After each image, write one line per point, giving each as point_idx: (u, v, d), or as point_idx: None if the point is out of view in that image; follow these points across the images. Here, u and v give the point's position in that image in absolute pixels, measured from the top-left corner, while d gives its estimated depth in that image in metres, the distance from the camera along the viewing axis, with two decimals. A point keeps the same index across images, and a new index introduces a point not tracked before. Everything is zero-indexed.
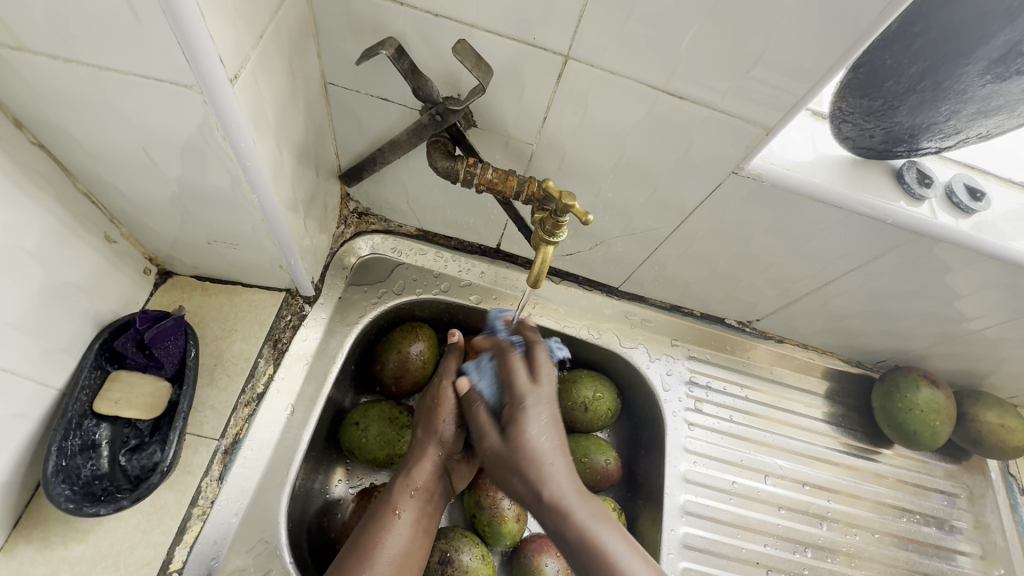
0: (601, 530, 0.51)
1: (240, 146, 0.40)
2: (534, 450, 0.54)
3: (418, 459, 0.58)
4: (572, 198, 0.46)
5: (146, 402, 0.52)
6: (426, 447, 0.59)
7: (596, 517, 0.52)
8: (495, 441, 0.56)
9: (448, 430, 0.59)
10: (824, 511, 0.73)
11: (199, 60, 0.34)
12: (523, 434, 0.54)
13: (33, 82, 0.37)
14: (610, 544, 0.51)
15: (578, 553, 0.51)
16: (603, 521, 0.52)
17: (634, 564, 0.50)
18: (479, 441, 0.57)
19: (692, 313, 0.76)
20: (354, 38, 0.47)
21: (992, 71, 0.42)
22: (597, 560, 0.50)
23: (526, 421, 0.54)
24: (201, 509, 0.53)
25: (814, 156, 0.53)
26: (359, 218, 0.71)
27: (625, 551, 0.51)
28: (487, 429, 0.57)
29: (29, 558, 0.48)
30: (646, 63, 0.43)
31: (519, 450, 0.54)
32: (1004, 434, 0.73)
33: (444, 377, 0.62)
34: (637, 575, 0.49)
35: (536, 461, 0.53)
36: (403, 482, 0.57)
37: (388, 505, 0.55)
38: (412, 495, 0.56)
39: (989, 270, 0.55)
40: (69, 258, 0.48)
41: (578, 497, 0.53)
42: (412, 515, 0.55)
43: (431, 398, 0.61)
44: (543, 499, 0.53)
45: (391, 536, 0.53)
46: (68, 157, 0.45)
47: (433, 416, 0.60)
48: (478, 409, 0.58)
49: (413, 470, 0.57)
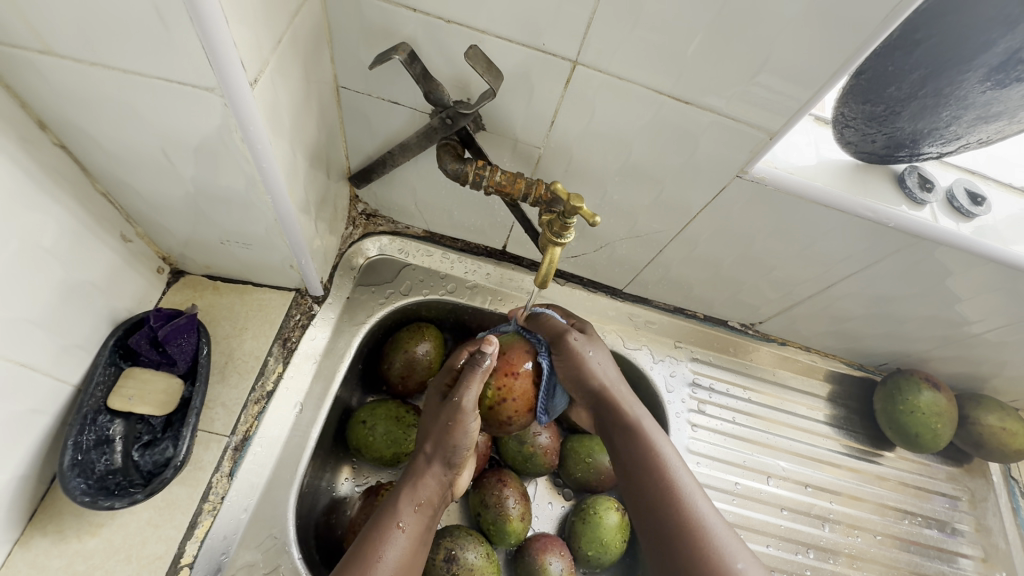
0: (671, 458, 0.55)
1: (257, 148, 0.41)
2: (597, 361, 0.60)
3: (424, 473, 0.57)
4: (579, 200, 0.47)
5: (160, 399, 0.53)
6: (432, 464, 0.57)
7: (652, 426, 0.58)
8: (578, 337, 0.61)
9: (459, 451, 0.57)
10: (826, 512, 0.74)
11: (221, 63, 0.35)
12: (592, 344, 0.61)
13: (57, 85, 0.38)
14: (662, 447, 0.56)
15: (630, 446, 0.56)
16: (658, 429, 0.58)
17: (682, 472, 0.54)
18: (558, 337, 0.60)
19: (695, 315, 0.77)
20: (367, 42, 0.48)
21: (991, 78, 0.43)
22: (647, 454, 0.55)
23: (593, 353, 0.61)
24: (212, 505, 0.54)
25: (817, 160, 0.54)
26: (367, 219, 0.72)
27: (674, 456, 0.55)
28: (562, 327, 0.61)
29: (43, 551, 0.49)
30: (652, 69, 0.44)
31: (584, 360, 0.59)
32: (1005, 437, 0.73)
33: (465, 393, 0.56)
34: (681, 476, 0.54)
35: (597, 371, 0.60)
36: (408, 495, 0.55)
37: (391, 516, 0.53)
38: (416, 510, 0.55)
39: (989, 274, 0.56)
40: (87, 256, 0.49)
41: (636, 402, 0.60)
42: (415, 531, 0.53)
43: (447, 414, 0.57)
44: (604, 390, 0.59)
45: (390, 549, 0.51)
46: (88, 158, 0.46)
47: (447, 436, 0.57)
48: (550, 318, 0.62)
49: (417, 485, 0.56)
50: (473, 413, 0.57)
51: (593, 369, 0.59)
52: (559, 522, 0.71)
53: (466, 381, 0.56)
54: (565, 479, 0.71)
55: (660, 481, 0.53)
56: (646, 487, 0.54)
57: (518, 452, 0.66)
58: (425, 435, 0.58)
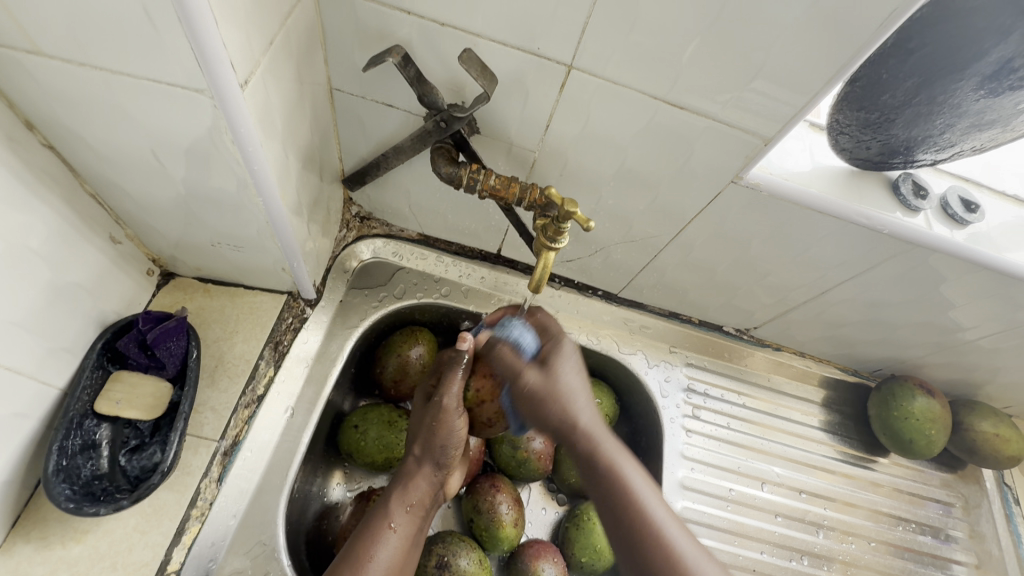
0: (643, 488, 0.51)
1: (248, 150, 0.41)
2: (564, 391, 0.53)
3: (414, 475, 0.57)
4: (574, 205, 0.47)
5: (148, 402, 0.53)
6: (422, 466, 0.57)
7: (622, 453, 0.52)
8: (534, 376, 0.53)
9: (448, 453, 0.56)
10: (820, 518, 0.73)
11: (211, 65, 0.34)
12: (556, 376, 0.53)
13: (45, 85, 0.38)
14: (632, 477, 0.51)
15: (599, 484, 0.51)
16: (628, 462, 0.52)
17: (654, 505, 0.50)
18: (514, 378, 0.53)
19: (690, 320, 0.77)
20: (361, 45, 0.48)
21: (985, 86, 0.43)
22: (618, 492, 0.50)
23: (560, 384, 0.53)
24: (200, 511, 0.53)
25: (812, 166, 0.54)
26: (361, 222, 0.71)
27: (645, 485, 0.51)
28: (519, 365, 0.53)
29: (27, 557, 0.48)
30: (648, 74, 0.44)
31: (552, 390, 0.53)
32: (999, 444, 0.73)
33: (445, 395, 0.55)
34: (653, 508, 0.50)
35: (561, 402, 0.52)
36: (398, 498, 0.56)
37: (383, 518, 0.54)
38: (408, 511, 0.55)
39: (983, 281, 0.56)
40: (74, 258, 0.49)
41: (605, 431, 0.53)
42: (407, 531, 0.54)
43: (431, 416, 0.56)
44: (573, 431, 0.52)
45: (382, 549, 0.52)
46: (77, 159, 0.45)
47: (434, 437, 0.56)
48: (505, 352, 0.54)
49: (408, 487, 0.57)
50: (456, 413, 0.55)
51: (563, 404, 0.52)
52: (552, 528, 0.70)
53: (449, 379, 0.55)
54: (559, 485, 0.71)
55: (630, 519, 0.49)
56: (617, 525, 0.50)
57: (512, 457, 0.66)
58: (414, 437, 0.58)
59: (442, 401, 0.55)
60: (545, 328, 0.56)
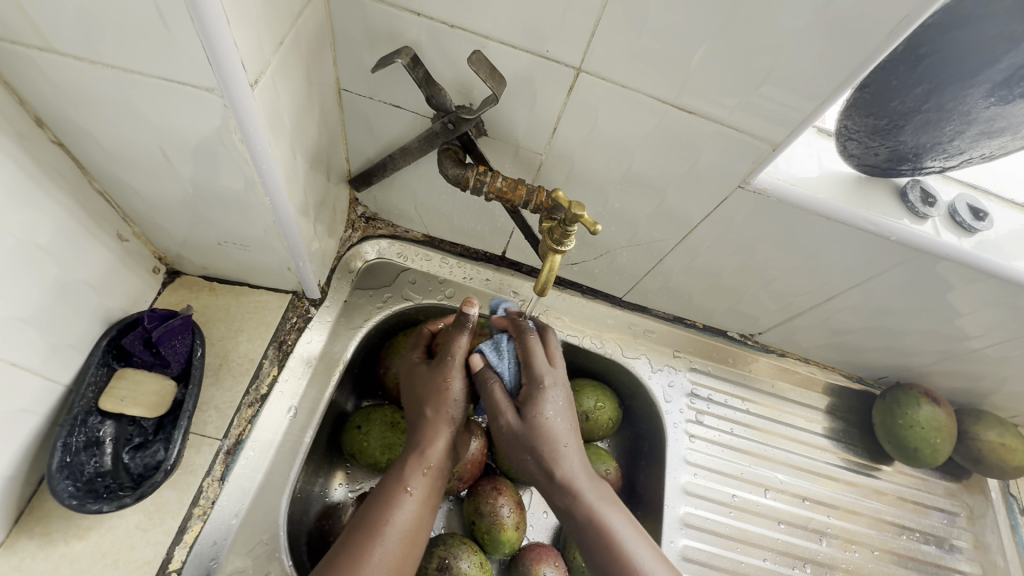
0: (625, 533, 0.51)
1: (257, 149, 0.41)
2: (551, 430, 0.53)
3: (433, 437, 0.54)
4: (581, 208, 0.47)
5: (151, 400, 0.52)
6: (441, 427, 0.55)
7: (600, 499, 0.53)
8: (511, 420, 0.53)
9: (460, 409, 0.56)
10: (824, 526, 0.73)
11: (221, 65, 0.34)
12: (538, 421, 0.53)
13: (57, 83, 0.38)
14: (615, 525, 0.52)
15: (581, 529, 0.52)
16: (605, 500, 0.53)
17: (637, 546, 0.51)
18: (493, 414, 0.54)
19: (695, 325, 0.76)
20: (370, 46, 0.48)
21: (995, 94, 0.43)
22: (602, 538, 0.51)
23: (543, 428, 0.52)
24: (202, 509, 0.53)
25: (819, 172, 0.54)
26: (367, 222, 0.71)
27: (627, 532, 0.52)
28: (500, 402, 0.54)
29: (30, 554, 0.48)
30: (656, 78, 0.44)
31: (520, 439, 0.53)
32: (1005, 453, 0.73)
33: (451, 354, 0.56)
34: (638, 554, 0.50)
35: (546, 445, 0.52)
36: (416, 461, 0.53)
37: (400, 479, 0.52)
38: (424, 474, 0.53)
39: (991, 289, 0.56)
40: (81, 255, 0.49)
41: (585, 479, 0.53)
42: (424, 495, 0.52)
43: (439, 377, 0.56)
44: (546, 475, 0.53)
45: (398, 513, 0.50)
46: (86, 156, 0.46)
47: (441, 396, 0.56)
48: (493, 389, 0.55)
49: (425, 449, 0.54)
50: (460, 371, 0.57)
51: (531, 452, 0.53)
52: (554, 532, 0.70)
53: (455, 339, 0.57)
54: None
55: (619, 569, 0.49)
56: (600, 560, 0.51)
57: (514, 460, 0.65)
58: (422, 400, 0.56)
59: (448, 360, 0.56)
60: (495, 397, 0.54)
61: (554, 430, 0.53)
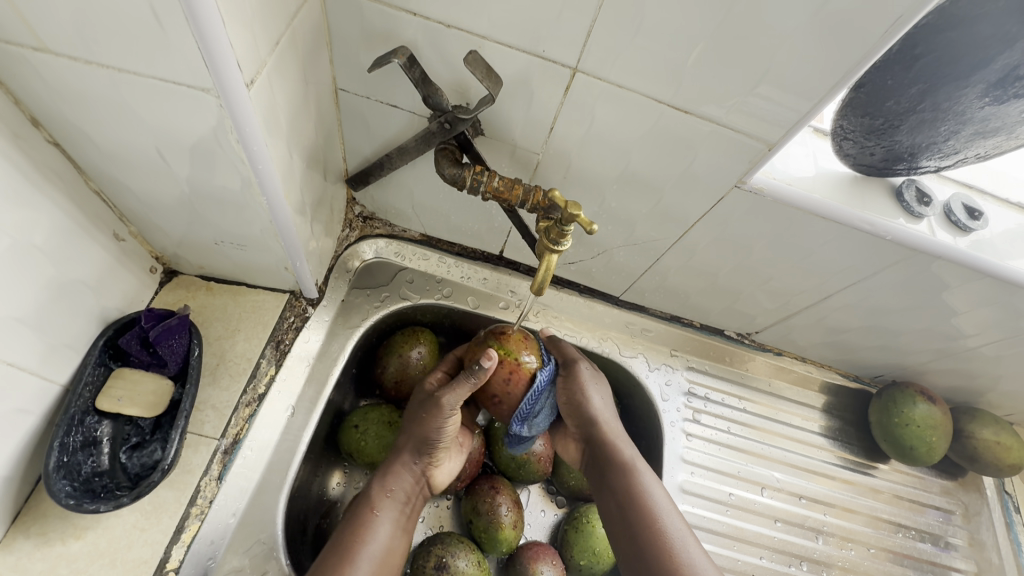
0: (660, 500, 0.53)
1: (253, 150, 0.41)
2: (602, 397, 0.60)
3: (398, 463, 0.57)
4: (577, 207, 0.47)
5: (148, 400, 0.52)
6: (404, 456, 0.57)
7: (644, 468, 0.57)
8: (585, 367, 0.60)
9: (438, 443, 0.57)
10: (820, 524, 0.73)
11: (217, 65, 0.35)
12: (599, 381, 0.61)
13: (52, 82, 0.38)
14: (652, 490, 0.54)
15: (620, 488, 0.55)
16: (648, 470, 0.56)
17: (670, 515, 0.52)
18: (567, 361, 0.60)
19: (692, 324, 0.77)
20: (367, 45, 0.48)
21: (989, 94, 0.43)
22: (636, 496, 0.53)
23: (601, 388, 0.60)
24: (199, 509, 0.53)
25: (815, 171, 0.54)
26: (364, 222, 0.71)
27: (666, 505, 0.53)
28: (575, 356, 0.61)
29: (26, 554, 0.48)
30: (652, 78, 0.44)
31: (587, 387, 0.59)
32: (1000, 451, 0.73)
33: (445, 393, 0.55)
34: (674, 525, 0.51)
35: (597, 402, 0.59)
36: (380, 486, 0.55)
37: (369, 502, 0.54)
38: (391, 499, 0.55)
39: (987, 288, 0.56)
40: (77, 255, 0.49)
41: (629, 445, 0.59)
42: (395, 519, 0.54)
43: (423, 409, 0.56)
44: (597, 429, 0.58)
45: (369, 535, 0.52)
46: (82, 156, 0.46)
47: (422, 429, 0.56)
48: (566, 347, 0.62)
49: (391, 477, 0.56)
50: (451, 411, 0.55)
51: (595, 402, 0.59)
52: (551, 530, 0.70)
53: (454, 382, 0.55)
54: (558, 487, 0.71)
55: (653, 529, 0.51)
56: (629, 521, 0.52)
57: (512, 459, 0.65)
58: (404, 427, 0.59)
59: (442, 399, 0.55)
60: (567, 350, 0.61)
61: (605, 399, 0.60)
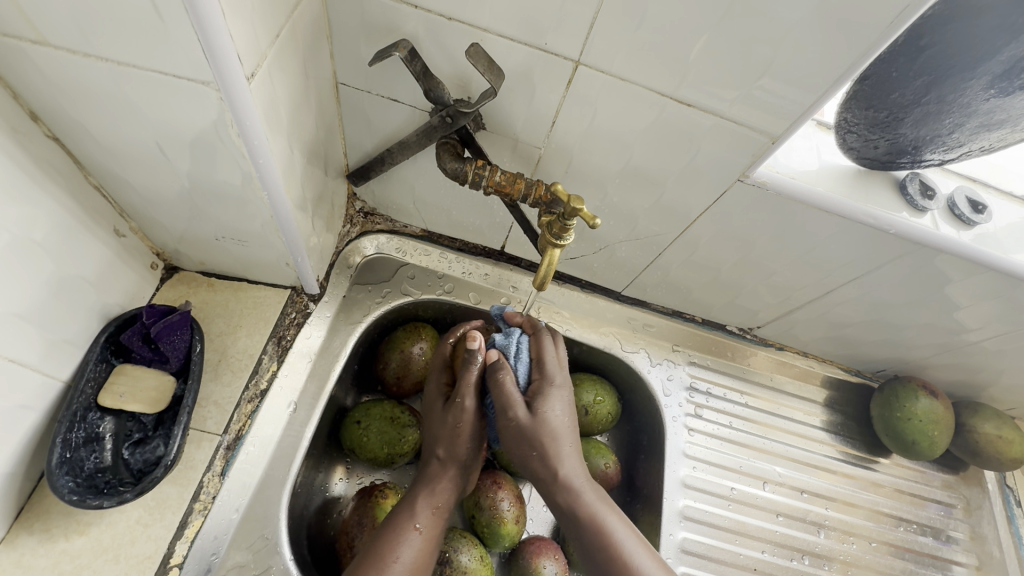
0: (626, 541, 0.52)
1: (254, 144, 0.41)
2: (549, 435, 0.53)
3: (440, 478, 0.56)
4: (580, 202, 0.46)
5: (151, 396, 0.52)
6: (447, 469, 0.56)
7: (603, 507, 0.54)
8: (521, 415, 0.53)
9: (472, 453, 0.57)
10: (822, 518, 0.73)
11: (218, 59, 0.34)
12: (545, 418, 0.53)
13: (51, 76, 0.38)
14: (615, 530, 0.53)
15: (582, 533, 0.53)
16: (602, 500, 0.54)
17: (637, 553, 0.52)
18: (503, 413, 0.53)
19: (693, 319, 0.76)
20: (368, 39, 0.48)
21: (995, 86, 0.43)
22: (602, 542, 0.52)
23: (546, 428, 0.53)
24: (203, 504, 0.53)
25: (818, 165, 0.53)
26: (365, 218, 0.71)
27: (627, 538, 0.52)
28: (512, 399, 0.53)
29: (30, 550, 0.48)
30: (655, 70, 0.44)
31: (533, 432, 0.53)
32: (1002, 445, 0.73)
33: (466, 396, 0.55)
34: (641, 561, 0.51)
35: (540, 442, 0.53)
36: (425, 498, 0.54)
37: (410, 517, 0.53)
38: (433, 512, 0.54)
39: (990, 282, 0.56)
40: (78, 250, 0.49)
41: (586, 483, 0.54)
42: (432, 533, 0.53)
43: (453, 417, 0.56)
44: (546, 479, 0.54)
45: (404, 549, 0.50)
46: (82, 151, 0.45)
47: (458, 440, 0.56)
48: (504, 380, 0.53)
49: (434, 487, 0.55)
50: (476, 414, 0.56)
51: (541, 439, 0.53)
52: (553, 525, 0.70)
53: (466, 385, 0.55)
54: None
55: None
56: (601, 570, 0.52)
57: None
58: (435, 439, 0.57)
59: (464, 403, 0.55)
60: (506, 389, 0.53)
61: (557, 436, 0.54)
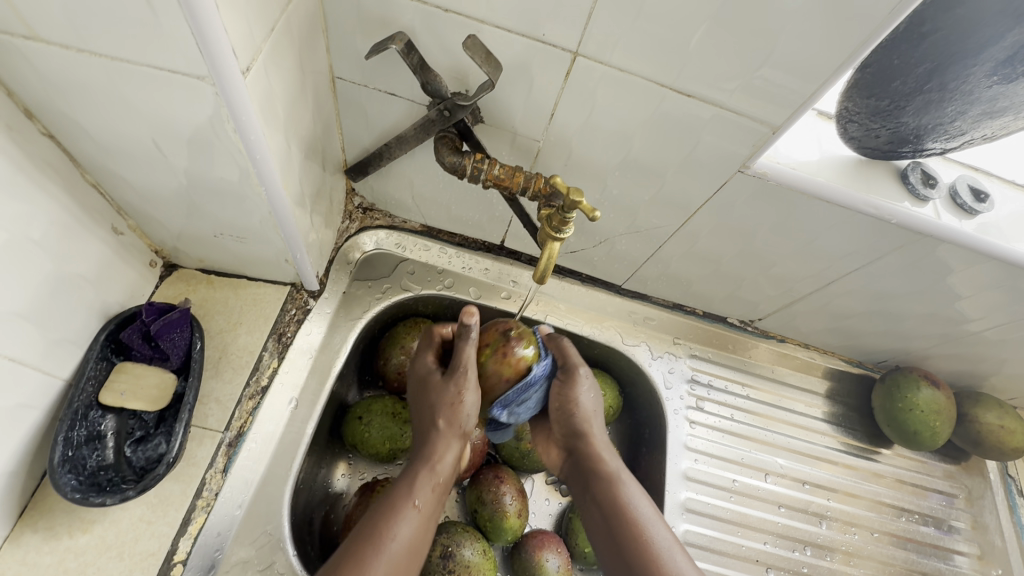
0: (645, 512, 0.54)
1: (250, 139, 0.41)
2: (589, 403, 0.59)
3: (439, 451, 0.54)
4: (579, 194, 0.46)
5: (152, 394, 0.52)
6: (447, 439, 0.55)
7: (628, 477, 0.57)
8: (584, 374, 0.58)
9: (471, 425, 0.55)
10: (824, 509, 0.73)
11: (212, 53, 0.34)
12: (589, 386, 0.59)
13: (46, 72, 0.37)
14: (636, 500, 0.54)
15: (604, 495, 0.55)
16: (634, 481, 0.57)
17: (656, 524, 0.53)
18: (566, 369, 0.58)
19: (695, 311, 0.76)
20: (364, 31, 0.47)
21: (998, 73, 0.43)
22: (620, 506, 0.54)
23: (587, 392, 0.58)
24: (205, 501, 0.53)
25: (819, 156, 0.53)
26: (364, 212, 0.71)
27: (649, 512, 0.54)
28: (574, 360, 0.58)
29: (34, 547, 0.48)
30: (654, 61, 0.44)
31: (574, 402, 0.58)
32: (1004, 435, 0.73)
33: (467, 368, 0.54)
34: (655, 530, 0.52)
35: (585, 415, 0.58)
36: (425, 475, 0.53)
37: (408, 494, 0.51)
38: (432, 490, 0.53)
39: (992, 271, 0.56)
40: (77, 248, 0.48)
41: (612, 452, 0.59)
42: (429, 510, 0.52)
43: (453, 391, 0.54)
44: (582, 435, 0.58)
45: (401, 527, 0.49)
46: (78, 148, 0.45)
47: (457, 412, 0.54)
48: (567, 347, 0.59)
49: (433, 464, 0.54)
50: (475, 390, 0.55)
51: (585, 409, 0.58)
52: (556, 518, 0.71)
53: (467, 355, 0.54)
54: None
55: (633, 539, 0.52)
56: (616, 532, 0.53)
57: (516, 449, 0.65)
58: (432, 411, 0.55)
59: (464, 374, 0.54)
60: (568, 353, 0.59)
61: (594, 404, 0.59)
